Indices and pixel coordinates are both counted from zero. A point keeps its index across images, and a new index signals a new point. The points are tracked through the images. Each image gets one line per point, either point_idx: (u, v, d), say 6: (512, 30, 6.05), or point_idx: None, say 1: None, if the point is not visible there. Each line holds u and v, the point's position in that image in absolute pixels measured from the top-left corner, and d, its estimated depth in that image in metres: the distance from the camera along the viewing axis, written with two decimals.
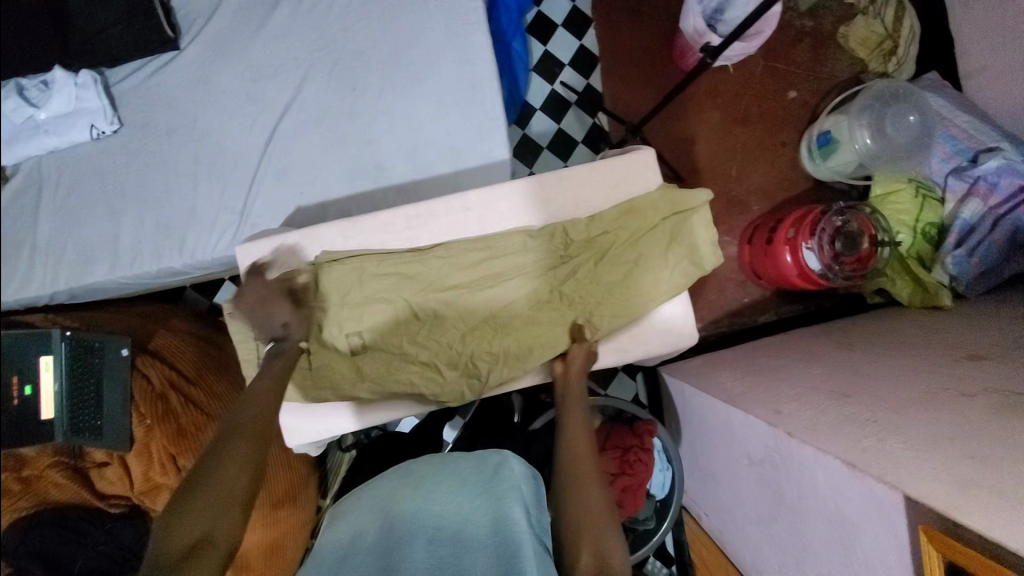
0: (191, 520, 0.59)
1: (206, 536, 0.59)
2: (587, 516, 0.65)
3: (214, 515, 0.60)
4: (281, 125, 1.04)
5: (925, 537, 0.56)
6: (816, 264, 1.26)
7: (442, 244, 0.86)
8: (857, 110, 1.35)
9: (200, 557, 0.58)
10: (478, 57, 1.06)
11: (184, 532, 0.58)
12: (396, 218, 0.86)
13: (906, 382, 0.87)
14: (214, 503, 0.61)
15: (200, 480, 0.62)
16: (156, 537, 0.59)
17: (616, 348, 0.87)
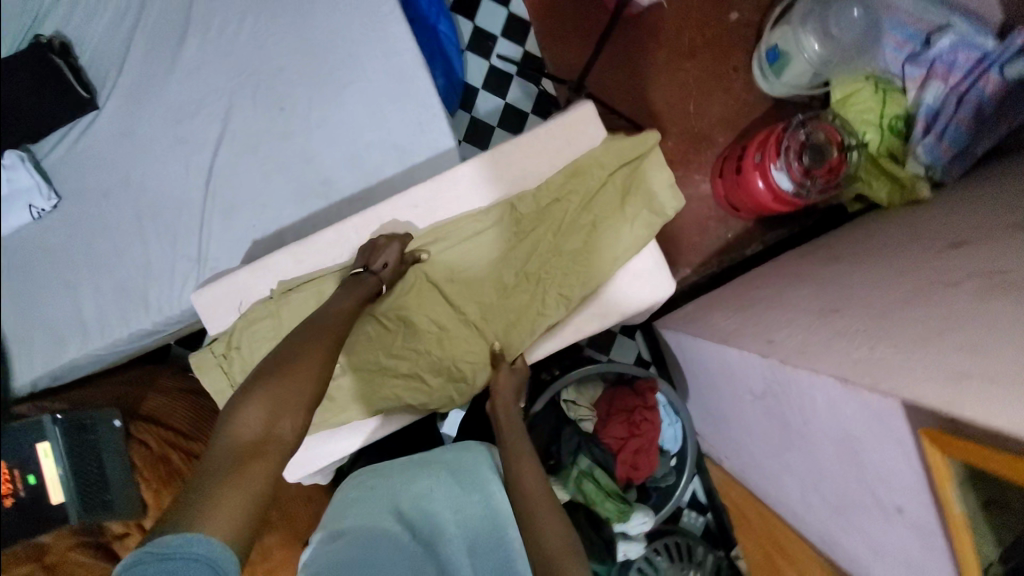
0: (261, 413, 0.62)
1: (272, 430, 0.62)
2: (553, 545, 0.68)
3: (283, 412, 0.63)
4: (217, 162, 1.01)
5: (927, 440, 0.55)
6: (788, 183, 1.23)
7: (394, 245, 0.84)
8: (799, 18, 1.31)
9: (271, 449, 0.61)
10: (400, 49, 1.02)
11: (253, 423, 0.61)
12: (347, 232, 0.84)
13: (894, 284, 0.85)
14: (287, 400, 0.64)
15: (272, 376, 0.64)
16: (226, 421, 0.61)
17: (595, 314, 0.85)
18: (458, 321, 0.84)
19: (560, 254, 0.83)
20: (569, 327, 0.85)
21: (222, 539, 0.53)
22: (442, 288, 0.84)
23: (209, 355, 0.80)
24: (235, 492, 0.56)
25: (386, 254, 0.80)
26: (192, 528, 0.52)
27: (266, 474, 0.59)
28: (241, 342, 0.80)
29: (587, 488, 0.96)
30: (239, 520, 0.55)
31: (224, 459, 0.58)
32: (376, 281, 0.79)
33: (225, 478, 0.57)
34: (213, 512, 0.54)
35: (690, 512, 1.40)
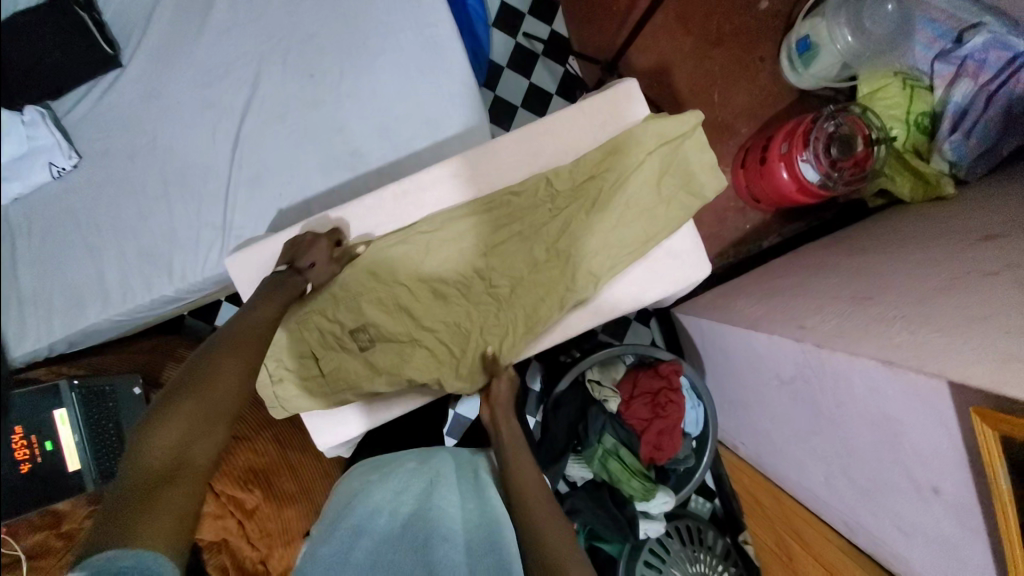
0: (176, 433, 0.59)
1: (191, 448, 0.60)
2: (556, 549, 0.70)
3: (201, 430, 0.61)
4: (244, 128, 0.98)
5: (978, 419, 0.54)
6: (814, 175, 1.23)
7: (426, 217, 0.82)
8: (833, 8, 1.30)
9: (186, 471, 0.59)
10: (436, 19, 1.01)
11: (167, 443, 0.59)
12: (384, 200, 0.84)
13: (928, 274, 0.86)
14: (205, 417, 0.61)
15: (185, 393, 0.61)
16: (134, 445, 0.58)
17: (630, 294, 0.85)
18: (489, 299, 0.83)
19: (593, 232, 0.82)
20: (601, 305, 0.85)
21: (150, 558, 0.52)
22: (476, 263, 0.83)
23: None
24: (154, 516, 0.55)
25: (312, 253, 0.77)
26: (108, 554, 0.51)
27: (184, 495, 0.58)
28: None
29: (613, 468, 0.99)
30: (162, 541, 0.54)
31: (134, 487, 0.56)
32: (305, 281, 0.77)
33: (138, 505, 0.55)
34: (130, 540, 0.52)
35: (698, 498, 1.47)
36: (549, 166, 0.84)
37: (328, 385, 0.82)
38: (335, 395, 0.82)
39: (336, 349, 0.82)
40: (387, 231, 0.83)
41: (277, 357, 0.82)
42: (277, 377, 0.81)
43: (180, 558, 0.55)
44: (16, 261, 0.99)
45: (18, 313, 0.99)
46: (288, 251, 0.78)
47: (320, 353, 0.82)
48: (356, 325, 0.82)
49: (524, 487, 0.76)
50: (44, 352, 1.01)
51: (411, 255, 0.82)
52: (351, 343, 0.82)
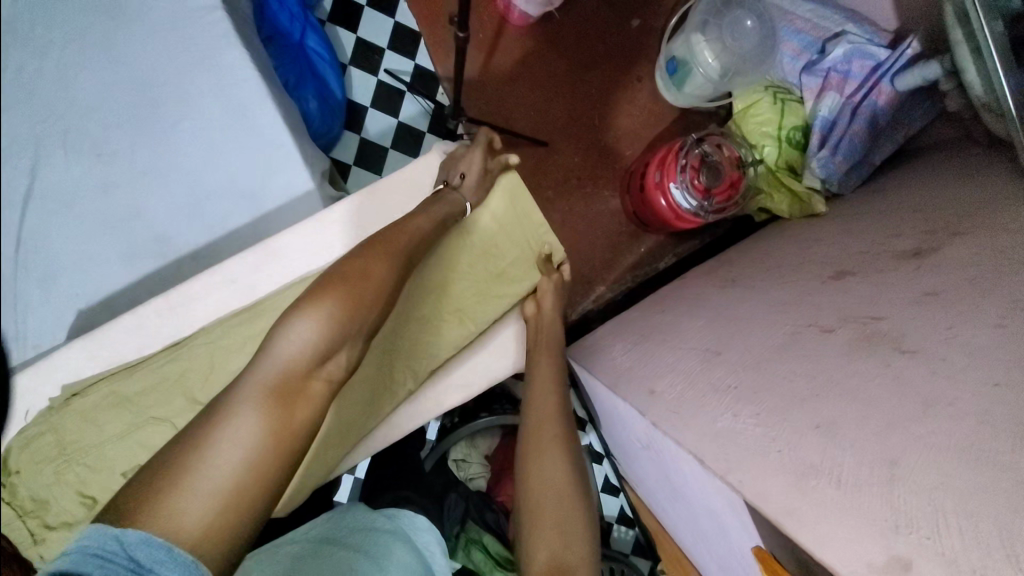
0: (314, 342, 0.58)
1: (322, 366, 0.59)
2: (557, 484, 0.67)
3: (338, 343, 0.59)
4: (26, 226, 0.85)
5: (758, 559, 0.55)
6: (687, 202, 1.21)
7: (204, 329, 0.73)
8: (695, 27, 1.27)
9: (309, 386, 0.58)
10: (241, 78, 0.90)
11: (304, 352, 0.57)
12: (147, 318, 0.73)
13: (776, 322, 0.82)
14: (346, 333, 0.59)
15: (330, 299, 0.59)
16: (274, 341, 0.58)
17: (459, 384, 0.80)
18: None
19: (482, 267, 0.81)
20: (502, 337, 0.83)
21: (231, 498, 0.50)
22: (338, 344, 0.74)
23: None
24: (268, 435, 0.54)
25: (466, 165, 0.78)
26: (183, 494, 0.49)
27: (305, 415, 0.57)
28: (21, 466, 0.66)
29: (473, 557, 0.87)
30: (257, 474, 0.52)
31: (258, 395, 0.55)
32: (460, 194, 0.77)
33: (263, 417, 0.54)
34: (226, 471, 0.51)
35: (618, 526, 1.37)
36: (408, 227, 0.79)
37: None
38: None
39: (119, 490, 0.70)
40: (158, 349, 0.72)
41: (39, 513, 0.65)
42: (40, 536, 0.65)
43: (277, 486, 0.54)
44: None
45: None
46: (443, 169, 0.80)
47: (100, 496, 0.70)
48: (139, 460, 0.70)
49: (543, 417, 0.74)
50: None
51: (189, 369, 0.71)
52: None
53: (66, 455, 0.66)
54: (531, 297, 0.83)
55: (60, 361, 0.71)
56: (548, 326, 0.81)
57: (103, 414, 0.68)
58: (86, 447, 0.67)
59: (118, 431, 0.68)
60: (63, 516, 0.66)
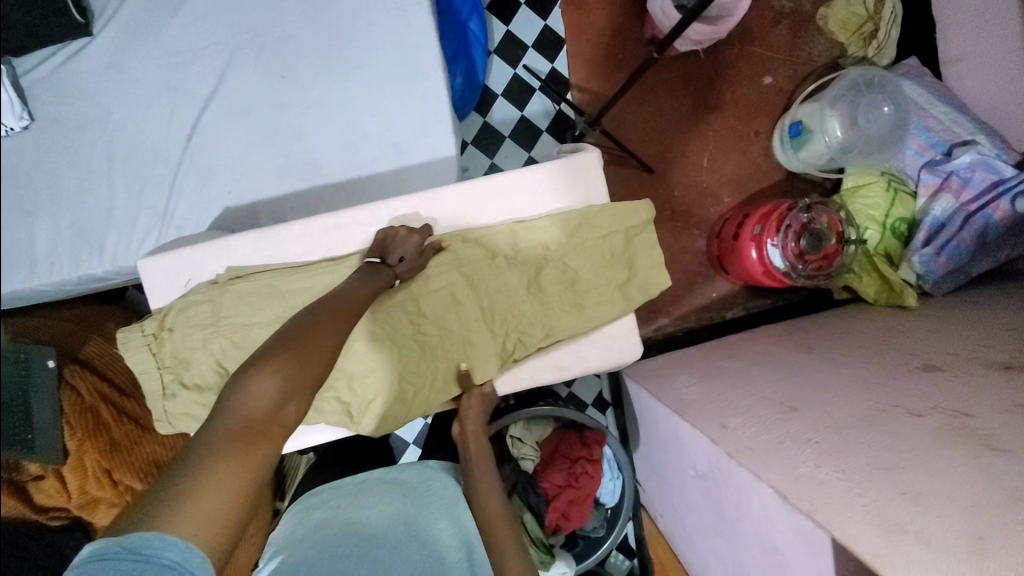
0: (272, 393, 0.60)
1: (280, 411, 0.60)
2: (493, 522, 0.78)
3: (289, 396, 0.61)
4: (202, 120, 0.96)
5: None
6: (781, 261, 1.22)
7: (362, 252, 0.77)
8: (830, 99, 1.28)
9: (265, 432, 0.59)
10: (421, 43, 0.99)
11: (259, 403, 0.59)
12: (313, 229, 0.77)
13: (858, 395, 0.84)
14: (293, 387, 0.61)
15: (288, 355, 0.61)
16: (235, 392, 0.59)
17: (553, 365, 0.80)
18: (429, 351, 0.79)
19: (609, 268, 0.79)
20: (620, 329, 0.80)
21: (201, 541, 0.51)
22: (460, 295, 0.79)
23: (137, 334, 0.72)
24: (236, 476, 0.55)
25: (402, 247, 0.76)
26: (170, 530, 0.50)
27: (266, 455, 0.59)
28: (174, 324, 0.73)
29: None
30: (229, 510, 0.54)
31: (224, 440, 0.57)
32: (392, 273, 0.74)
33: (232, 461, 0.56)
34: (203, 508, 0.52)
35: (617, 553, 1.37)
36: (556, 210, 0.79)
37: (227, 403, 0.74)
38: None
39: None
40: (320, 258, 0.77)
41: (175, 370, 0.73)
42: (170, 391, 0.73)
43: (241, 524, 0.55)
44: None
45: None
46: (376, 244, 0.75)
47: None
48: None
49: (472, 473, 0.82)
50: None
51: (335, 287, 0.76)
52: None
53: (213, 328, 0.72)
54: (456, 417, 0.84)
55: (229, 245, 0.75)
56: (473, 410, 0.82)
57: (253, 301, 0.73)
58: (233, 325, 0.73)
59: (267, 321, 0.73)
60: (195, 379, 0.72)
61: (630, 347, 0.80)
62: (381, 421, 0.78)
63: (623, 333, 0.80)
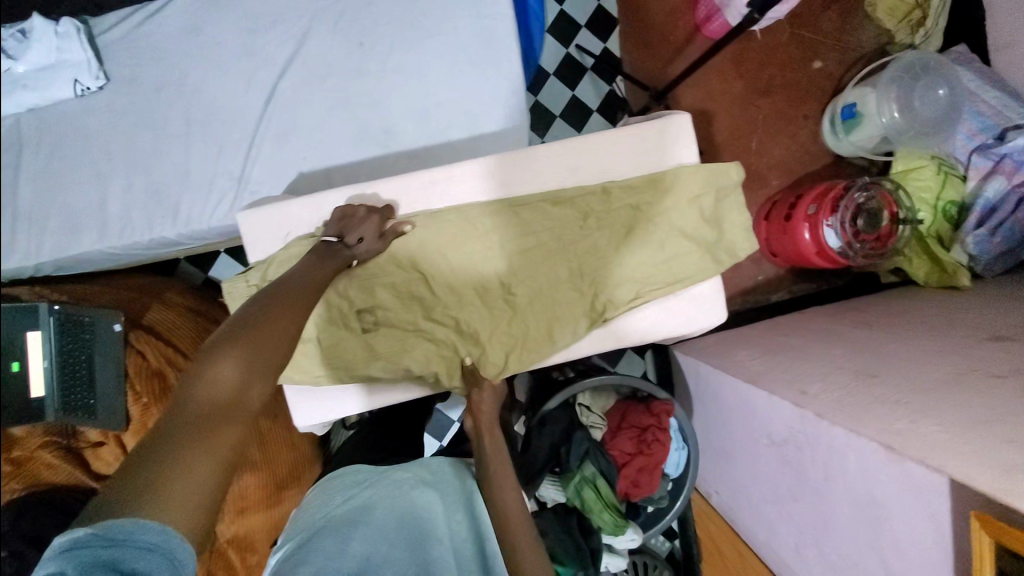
0: (236, 373, 0.58)
1: (246, 391, 0.58)
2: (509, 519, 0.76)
3: (255, 377, 0.59)
4: (280, 84, 0.97)
5: (976, 523, 0.55)
6: (836, 241, 1.22)
7: (458, 208, 0.79)
8: (885, 82, 1.28)
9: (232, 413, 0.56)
10: (497, 12, 1.00)
11: (222, 384, 0.56)
12: (411, 184, 0.79)
13: (937, 363, 0.85)
14: (257, 367, 0.59)
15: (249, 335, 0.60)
16: (195, 376, 0.56)
17: (640, 326, 0.80)
18: (519, 307, 0.79)
19: (696, 230, 0.79)
20: (708, 291, 0.80)
21: (177, 526, 0.48)
22: (551, 254, 0.79)
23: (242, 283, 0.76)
24: (208, 459, 0.52)
25: (361, 228, 0.75)
26: (139, 516, 0.47)
27: (238, 437, 0.56)
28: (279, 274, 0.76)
29: (586, 496, 0.94)
30: (204, 494, 0.51)
31: (188, 423, 0.53)
32: (352, 255, 0.74)
33: (200, 444, 0.52)
34: (176, 491, 0.49)
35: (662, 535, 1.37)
36: (649, 171, 0.80)
37: (325, 354, 0.77)
38: (327, 372, 0.77)
39: (336, 325, 0.78)
40: (421, 213, 0.79)
41: None
42: None
43: (216, 508, 0.52)
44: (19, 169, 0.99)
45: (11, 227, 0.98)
46: (334, 224, 0.75)
47: (321, 327, 0.77)
48: (365, 305, 0.78)
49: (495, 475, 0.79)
50: (29, 270, 1.01)
51: (434, 242, 0.79)
52: (354, 322, 0.78)
53: None
54: (469, 411, 0.82)
55: (329, 200, 0.78)
56: (484, 401, 0.80)
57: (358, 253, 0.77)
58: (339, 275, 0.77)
59: (366, 274, 0.78)
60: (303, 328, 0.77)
61: (717, 309, 0.80)
62: (473, 381, 0.79)
63: (711, 297, 0.80)
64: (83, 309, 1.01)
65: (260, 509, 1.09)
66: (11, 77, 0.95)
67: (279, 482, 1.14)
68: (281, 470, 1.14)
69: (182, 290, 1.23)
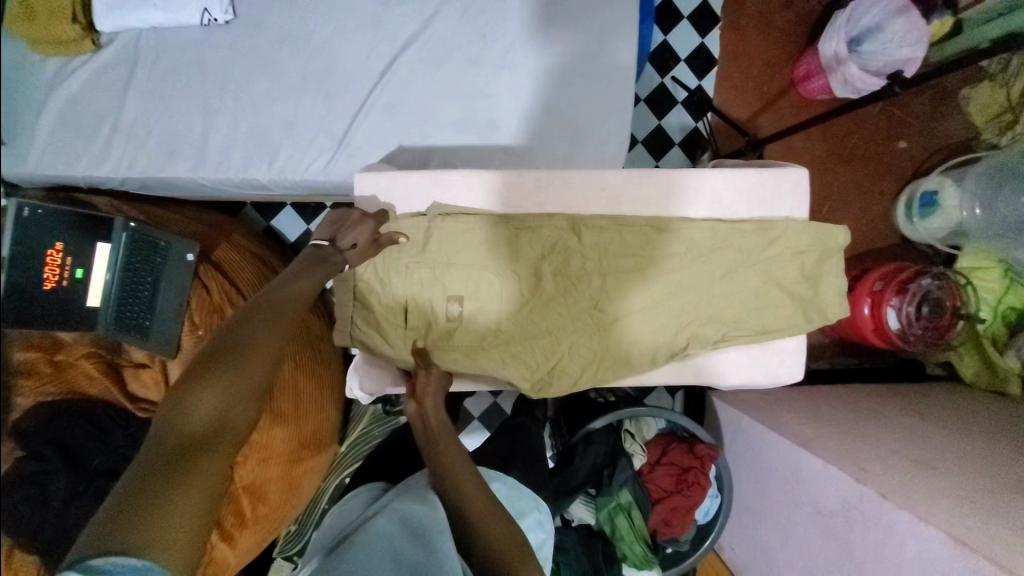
0: (210, 404, 0.60)
1: (224, 418, 0.61)
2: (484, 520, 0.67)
3: (232, 407, 0.61)
4: (401, 58, 0.99)
5: None
6: (897, 323, 1.23)
7: (566, 215, 0.79)
8: (972, 180, 1.29)
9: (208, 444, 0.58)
10: (622, 33, 1.01)
11: (202, 413, 0.59)
12: (525, 182, 0.80)
13: (997, 466, 0.85)
14: (234, 397, 0.61)
15: (220, 362, 0.62)
16: (173, 407, 0.59)
17: (721, 367, 0.81)
18: (604, 325, 0.79)
19: (792, 286, 0.79)
20: (789, 347, 0.81)
21: (157, 561, 0.50)
22: (648, 280, 0.79)
23: None
24: (186, 492, 0.55)
25: (354, 232, 0.75)
26: (119, 553, 0.49)
27: (215, 465, 0.58)
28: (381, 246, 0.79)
29: (619, 523, 0.96)
30: (186, 526, 0.53)
31: (165, 456, 0.56)
32: (342, 259, 0.74)
33: (174, 477, 0.55)
34: (162, 523, 0.52)
35: None
36: (760, 218, 0.80)
37: (408, 332, 0.79)
38: (407, 349, 0.79)
39: (424, 306, 0.79)
40: (525, 212, 0.80)
41: (378, 290, 0.79)
42: (363, 304, 0.80)
43: (201, 539, 0.54)
44: (130, 84, 1.00)
45: (110, 137, 0.99)
46: (328, 226, 0.76)
47: (411, 304, 0.79)
48: (455, 292, 0.79)
49: (442, 458, 0.73)
50: (115, 182, 1.01)
51: (533, 244, 0.79)
52: (442, 308, 0.79)
53: (419, 259, 0.79)
54: (412, 396, 0.77)
55: (445, 181, 0.80)
56: (428, 382, 0.77)
57: (460, 239, 0.79)
58: (438, 258, 0.79)
59: (466, 264, 0.79)
60: (391, 303, 0.80)
61: (795, 367, 0.81)
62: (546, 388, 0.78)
63: (793, 354, 0.81)
64: (160, 232, 1.01)
65: (282, 465, 1.03)
66: None
67: (304, 442, 1.08)
68: (308, 431, 1.08)
69: (252, 235, 1.24)
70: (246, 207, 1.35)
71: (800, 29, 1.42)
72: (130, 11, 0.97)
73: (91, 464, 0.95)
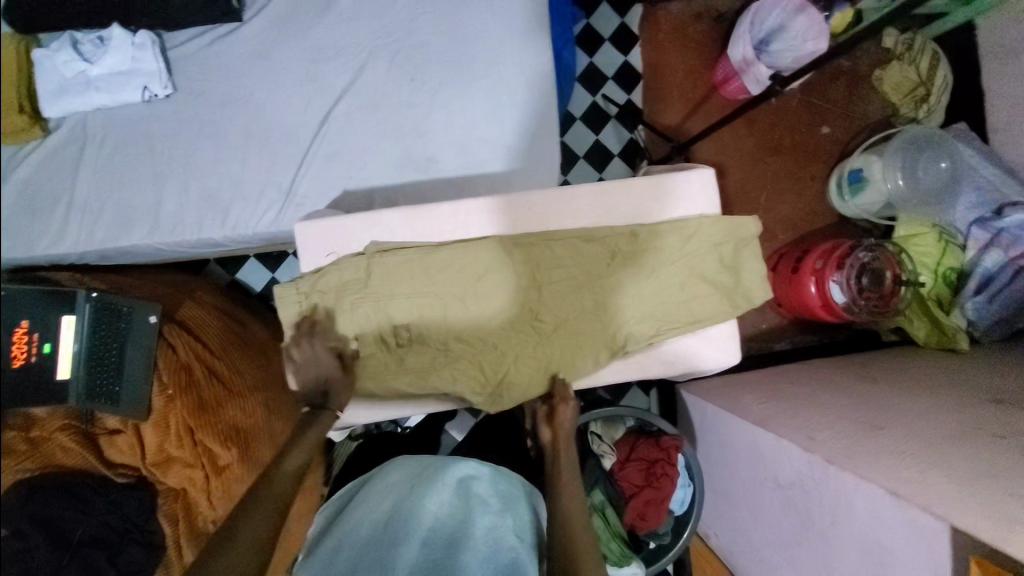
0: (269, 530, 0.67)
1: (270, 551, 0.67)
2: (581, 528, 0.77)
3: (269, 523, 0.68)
4: (336, 109, 1.05)
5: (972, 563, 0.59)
6: (842, 296, 1.28)
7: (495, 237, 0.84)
8: (892, 152, 1.36)
9: (270, 518, 0.68)
10: (539, 61, 1.08)
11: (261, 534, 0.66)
12: (455, 211, 0.85)
13: (940, 420, 0.89)
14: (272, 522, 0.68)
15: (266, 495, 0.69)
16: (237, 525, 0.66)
17: (662, 359, 0.86)
18: (545, 333, 0.83)
19: (715, 274, 0.85)
20: (722, 332, 0.86)
21: None
22: (581, 287, 0.84)
23: (292, 292, 0.83)
24: None
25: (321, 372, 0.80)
26: None
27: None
28: (324, 288, 0.83)
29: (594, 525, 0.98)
30: None
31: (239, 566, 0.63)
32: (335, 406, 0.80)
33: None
34: None
35: None
36: (676, 217, 0.86)
37: (363, 366, 0.83)
38: (361, 382, 0.83)
39: (373, 338, 0.83)
40: (456, 239, 0.85)
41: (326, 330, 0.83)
42: None
43: None
44: (80, 163, 1.05)
45: (65, 215, 1.04)
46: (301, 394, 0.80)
47: (360, 338, 0.83)
48: (400, 321, 0.83)
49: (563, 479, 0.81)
50: (73, 258, 1.05)
51: (467, 266, 0.83)
52: (390, 338, 0.83)
53: (361, 294, 0.83)
54: (550, 422, 0.86)
55: (379, 219, 0.85)
56: (568, 415, 0.83)
57: (398, 271, 0.83)
58: (379, 292, 0.83)
59: (407, 293, 0.83)
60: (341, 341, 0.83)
61: (731, 349, 0.86)
62: (494, 398, 0.83)
63: (726, 338, 0.86)
64: (121, 299, 1.05)
65: None
66: (85, 79, 1.02)
67: None
68: None
69: (218, 291, 1.28)
70: (209, 265, 1.39)
71: (714, 36, 1.52)
72: (73, 96, 1.02)
73: (73, 535, 0.97)
